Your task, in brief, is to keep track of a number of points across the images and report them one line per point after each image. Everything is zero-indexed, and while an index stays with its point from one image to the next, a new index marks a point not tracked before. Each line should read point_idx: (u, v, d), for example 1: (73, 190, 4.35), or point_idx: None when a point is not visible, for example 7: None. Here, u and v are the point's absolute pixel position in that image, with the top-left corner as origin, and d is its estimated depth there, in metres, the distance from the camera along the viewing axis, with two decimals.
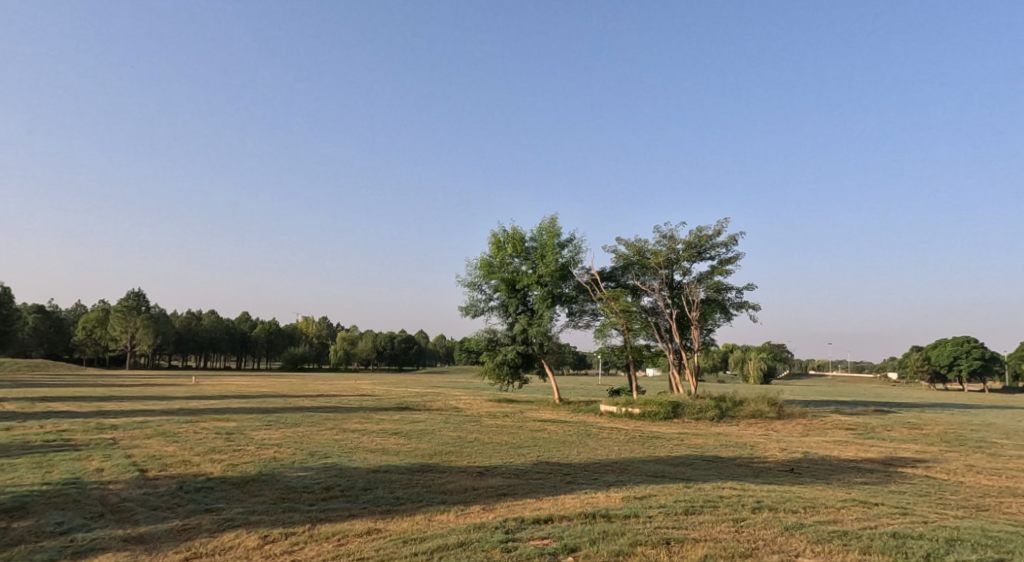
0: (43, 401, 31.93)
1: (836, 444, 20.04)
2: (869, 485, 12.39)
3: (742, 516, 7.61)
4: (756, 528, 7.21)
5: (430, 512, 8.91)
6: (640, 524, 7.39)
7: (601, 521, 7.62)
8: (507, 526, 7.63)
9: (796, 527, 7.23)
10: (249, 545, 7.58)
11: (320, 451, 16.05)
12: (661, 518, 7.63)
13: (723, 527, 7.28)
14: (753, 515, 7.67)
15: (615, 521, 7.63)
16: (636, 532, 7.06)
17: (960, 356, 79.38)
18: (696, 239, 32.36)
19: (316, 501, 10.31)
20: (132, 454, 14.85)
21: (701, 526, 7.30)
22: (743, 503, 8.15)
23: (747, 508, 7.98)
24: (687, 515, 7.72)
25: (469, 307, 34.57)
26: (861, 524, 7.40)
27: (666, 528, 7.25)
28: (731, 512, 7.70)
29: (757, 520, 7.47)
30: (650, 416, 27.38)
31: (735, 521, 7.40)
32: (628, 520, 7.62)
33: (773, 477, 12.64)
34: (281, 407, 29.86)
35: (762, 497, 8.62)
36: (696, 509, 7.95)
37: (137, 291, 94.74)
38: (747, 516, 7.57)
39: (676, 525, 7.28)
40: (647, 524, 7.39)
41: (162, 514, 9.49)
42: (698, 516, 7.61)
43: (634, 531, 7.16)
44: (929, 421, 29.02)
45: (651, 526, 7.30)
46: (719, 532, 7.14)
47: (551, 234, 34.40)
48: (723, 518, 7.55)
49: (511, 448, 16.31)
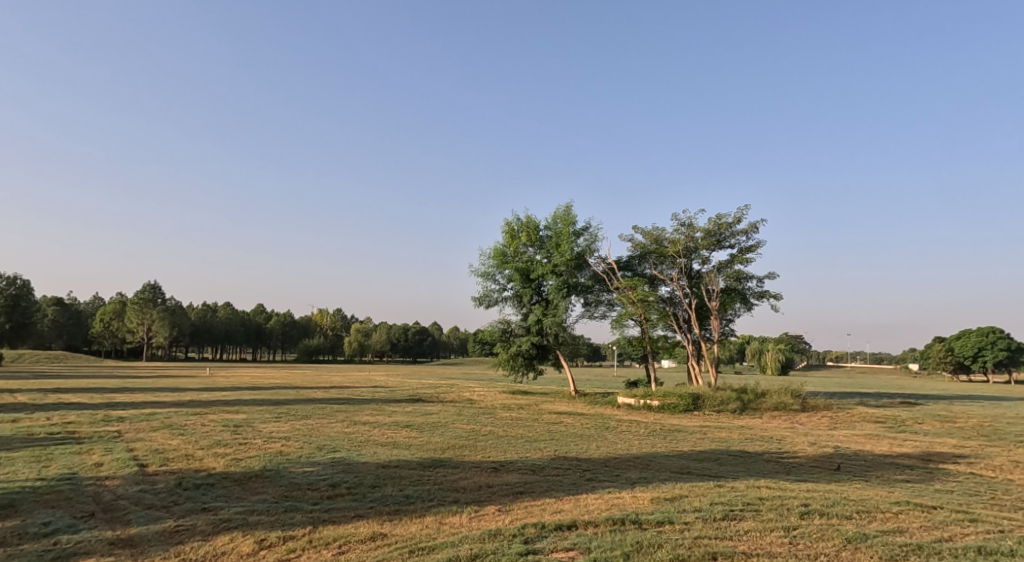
0: (56, 392, 31.74)
1: (868, 438, 19.21)
2: (912, 484, 11.60)
3: (790, 524, 6.82)
4: (812, 539, 6.42)
5: (440, 513, 8.27)
6: (679, 533, 6.63)
7: (633, 528, 6.88)
8: (525, 532, 6.91)
9: (859, 539, 6.41)
10: (243, 551, 6.93)
11: (329, 444, 15.44)
12: (699, 525, 6.86)
13: (772, 538, 6.47)
14: (802, 522, 6.88)
15: (647, 528, 6.87)
16: (675, 544, 6.31)
17: (985, 347, 77.78)
18: (716, 227, 31.39)
19: (321, 500, 9.66)
20: (134, 448, 14.29)
21: (746, 536, 6.51)
22: (789, 507, 7.38)
23: (794, 514, 7.18)
24: (730, 521, 6.96)
25: (483, 297, 33.90)
26: (932, 536, 6.58)
27: (706, 538, 6.47)
28: (780, 520, 6.91)
29: (809, 529, 6.67)
30: (669, 409, 26.58)
31: (787, 531, 6.61)
32: (664, 527, 6.86)
33: (806, 475, 11.92)
34: (292, 400, 29.31)
35: (808, 500, 7.84)
36: (737, 513, 7.17)
37: (152, 284, 95.36)
38: (799, 524, 6.80)
39: (716, 534, 6.51)
40: (688, 532, 6.63)
41: (156, 514, 8.85)
42: (741, 524, 6.84)
43: (676, 544, 6.37)
44: (961, 414, 28.02)
45: (689, 536, 6.53)
46: (768, 545, 6.32)
47: (566, 222, 33.59)
48: (770, 527, 6.75)
49: (528, 442, 15.64)
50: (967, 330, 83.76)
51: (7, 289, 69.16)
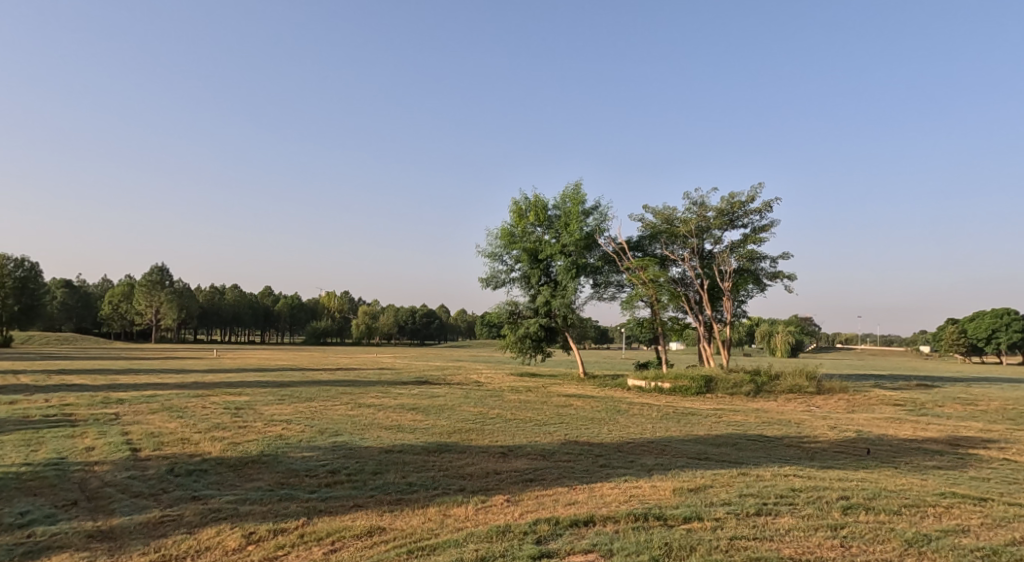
0: (60, 374, 31.30)
1: (890, 421, 18.57)
2: (945, 471, 11.00)
3: (835, 523, 6.17)
4: (866, 542, 5.77)
5: (444, 503, 7.69)
6: (708, 532, 6.02)
7: (658, 526, 6.25)
8: (538, 530, 6.29)
9: (921, 541, 5.75)
10: (229, 546, 6.36)
11: (331, 428, 14.91)
12: (732, 523, 6.23)
13: (819, 540, 5.82)
14: (847, 520, 6.26)
15: (673, 525, 6.25)
16: (709, 547, 5.67)
17: (999, 329, 76.84)
18: (728, 206, 30.54)
19: (318, 488, 9.08)
20: (129, 432, 13.78)
21: (788, 537, 5.87)
22: (829, 501, 6.74)
23: (835, 509, 6.56)
24: (768, 518, 6.34)
25: (490, 278, 33.27)
26: (1000, 537, 5.91)
27: (742, 539, 5.85)
28: (824, 518, 6.27)
29: (857, 528, 6.04)
30: (681, 391, 26.02)
31: (835, 532, 5.96)
32: (691, 525, 6.22)
33: (833, 462, 11.40)
34: (297, 382, 28.83)
35: (847, 492, 7.21)
36: (773, 508, 6.55)
37: (160, 268, 94.06)
38: (846, 523, 6.16)
39: (755, 534, 5.88)
40: (719, 533, 6.00)
41: (143, 503, 8.29)
42: (781, 522, 6.20)
43: (707, 545, 5.75)
44: (982, 396, 27.34)
45: (723, 536, 5.89)
46: (815, 548, 5.68)
47: (575, 201, 32.79)
48: (812, 526, 6.12)
49: (537, 425, 15.05)
50: (982, 312, 82.78)
51: (14, 272, 68.90)
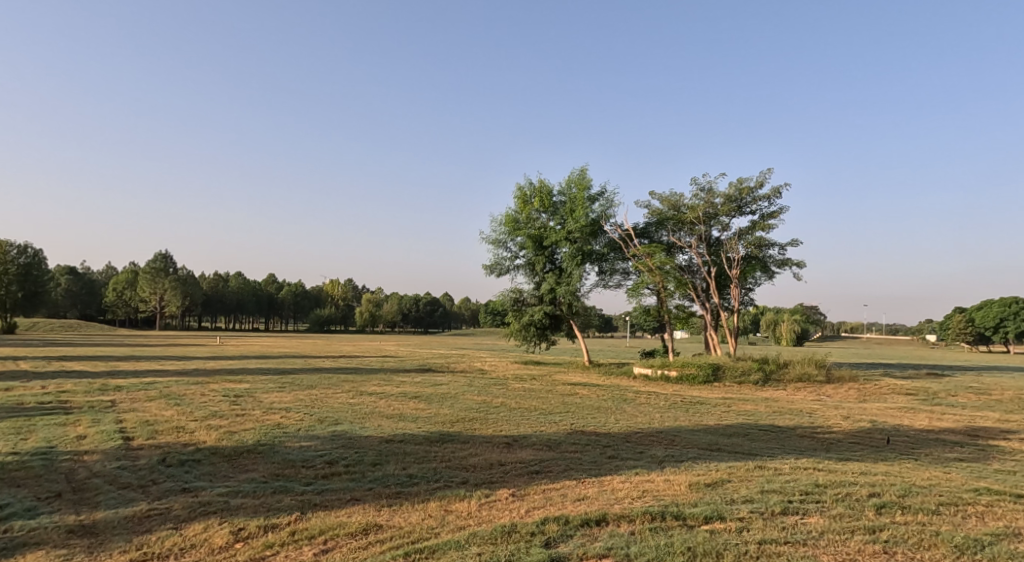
0: (61, 361, 31.02)
1: (903, 411, 18.16)
2: (968, 463, 10.57)
3: (873, 524, 5.74)
4: (911, 547, 5.34)
5: (446, 497, 7.30)
6: (733, 534, 5.61)
7: (675, 527, 5.82)
8: (546, 530, 5.87)
9: (973, 547, 5.32)
10: (216, 544, 5.96)
11: (331, 416, 14.55)
12: (758, 523, 5.80)
13: (858, 545, 5.39)
14: (884, 520, 5.83)
15: (693, 526, 5.83)
16: (734, 554, 5.23)
17: (1007, 318, 76.28)
18: (737, 192, 29.98)
19: (314, 480, 8.68)
20: (124, 420, 13.41)
21: (823, 541, 5.44)
22: (861, 500, 6.31)
23: (869, 508, 6.13)
24: (796, 517, 5.93)
25: (494, 265, 32.83)
26: None
27: (771, 543, 5.42)
28: (860, 519, 5.83)
29: (899, 531, 5.61)
30: (688, 380, 25.63)
31: (873, 536, 5.52)
32: (713, 527, 5.80)
33: (849, 453, 11.02)
34: (300, 369, 28.50)
35: (878, 489, 6.77)
36: (801, 508, 6.13)
37: (162, 254, 93.56)
38: (885, 525, 5.72)
39: (786, 538, 5.45)
40: (745, 535, 5.57)
41: (130, 496, 7.88)
42: (812, 524, 5.76)
43: (733, 550, 5.32)
44: (994, 386, 26.89)
45: (750, 540, 5.47)
46: (855, 555, 5.25)
47: (581, 186, 32.22)
48: (848, 528, 5.69)
49: (542, 415, 14.64)
50: (989, 301, 82.30)
51: (19, 258, 68.87)
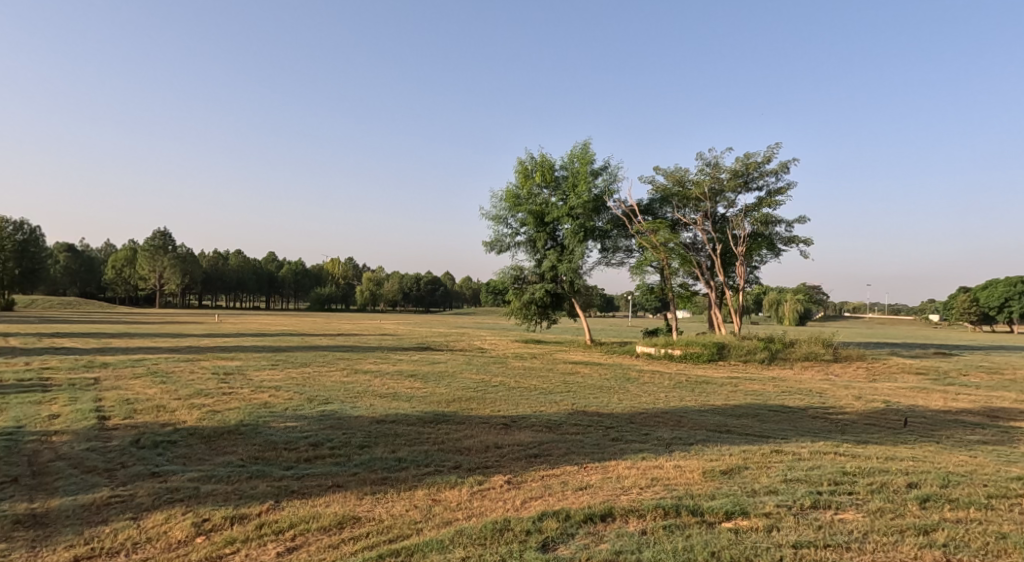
0: (51, 337, 30.39)
1: (916, 391, 17.56)
2: (994, 447, 9.94)
3: (922, 523, 5.14)
4: (972, 555, 4.71)
5: (434, 484, 6.67)
6: (761, 535, 4.99)
7: (691, 527, 5.16)
8: (543, 528, 5.23)
9: None
10: (176, 538, 5.32)
11: (322, 395, 13.94)
12: (789, 520, 5.20)
13: (911, 551, 4.75)
14: (932, 519, 5.22)
15: (715, 525, 5.19)
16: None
17: (1012, 298, 75.53)
18: (743, 167, 29.07)
19: (295, 463, 8.05)
20: (103, 398, 12.79)
21: (868, 545, 4.82)
22: (903, 493, 5.68)
23: (911, 502, 5.54)
24: (830, 513, 5.36)
25: (495, 242, 32.10)
26: None
27: (808, 547, 4.80)
28: (908, 519, 5.21)
29: (955, 532, 4.99)
30: (692, 358, 25.08)
31: (926, 540, 4.89)
32: (736, 525, 5.19)
33: (867, 435, 10.44)
34: (295, 347, 27.92)
35: (918, 479, 6.13)
36: (836, 505, 5.48)
37: (162, 231, 92.77)
38: (936, 526, 5.09)
39: (823, 543, 4.82)
40: (774, 537, 4.95)
41: (93, 481, 7.24)
42: (853, 524, 5.14)
43: (762, 556, 4.69)
44: (1005, 366, 26.35)
45: (783, 543, 4.85)
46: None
47: (584, 161, 31.36)
48: (894, 527, 5.08)
49: (542, 394, 14.03)
50: (995, 281, 81.47)
51: (14, 234, 68.00)
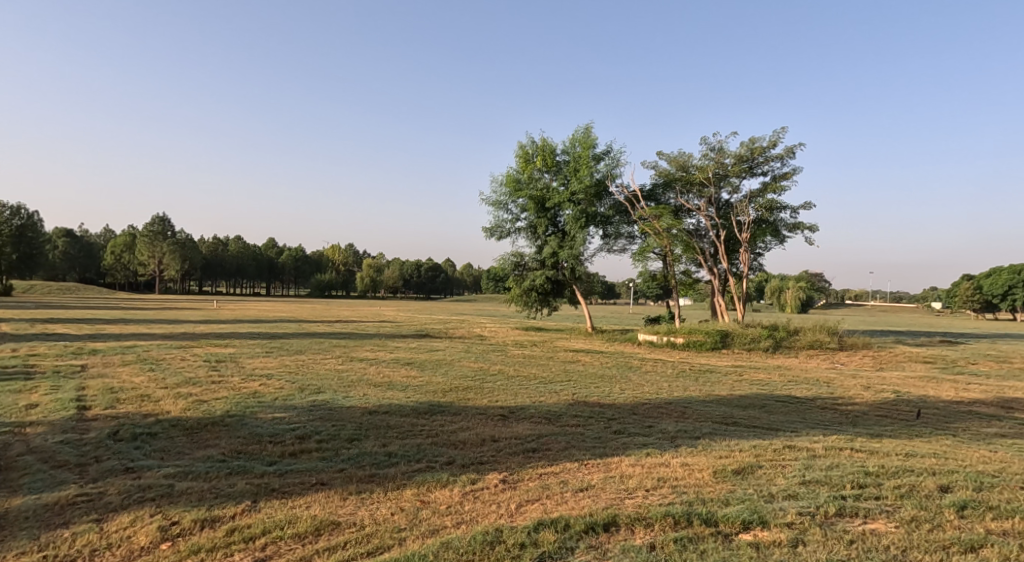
0: (44, 324, 29.99)
1: (925, 381, 17.12)
2: (1015, 440, 9.49)
3: (965, 538, 4.70)
4: None
5: (424, 482, 6.19)
6: (786, 552, 4.55)
7: (705, 540, 4.69)
8: (540, 539, 4.78)
9: None
10: (138, 547, 4.88)
11: (314, 384, 13.50)
12: (816, 534, 4.76)
13: None
14: (975, 532, 4.80)
15: (732, 539, 4.73)
16: None
17: (1016, 285, 74.95)
18: (748, 151, 28.44)
19: (280, 458, 7.59)
20: (87, 387, 12.34)
21: None
22: (939, 503, 5.24)
23: (947, 510, 5.13)
24: (859, 523, 4.93)
25: (495, 228, 31.57)
26: None
27: None
28: (947, 533, 4.77)
29: (1001, 549, 4.56)
30: (695, 346, 24.65)
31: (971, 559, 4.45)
32: (756, 538, 4.76)
33: (882, 429, 9.95)
34: (291, 334, 27.51)
35: (952, 481, 5.70)
36: (867, 516, 5.01)
37: (162, 217, 92.33)
38: (982, 542, 4.65)
39: None
40: (801, 555, 4.51)
41: (61, 477, 6.78)
42: (887, 539, 4.70)
43: None
44: (1012, 354, 25.88)
45: None
46: None
47: (585, 145, 30.74)
48: (935, 543, 4.65)
49: (541, 384, 13.57)
50: (999, 269, 80.90)
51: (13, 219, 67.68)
